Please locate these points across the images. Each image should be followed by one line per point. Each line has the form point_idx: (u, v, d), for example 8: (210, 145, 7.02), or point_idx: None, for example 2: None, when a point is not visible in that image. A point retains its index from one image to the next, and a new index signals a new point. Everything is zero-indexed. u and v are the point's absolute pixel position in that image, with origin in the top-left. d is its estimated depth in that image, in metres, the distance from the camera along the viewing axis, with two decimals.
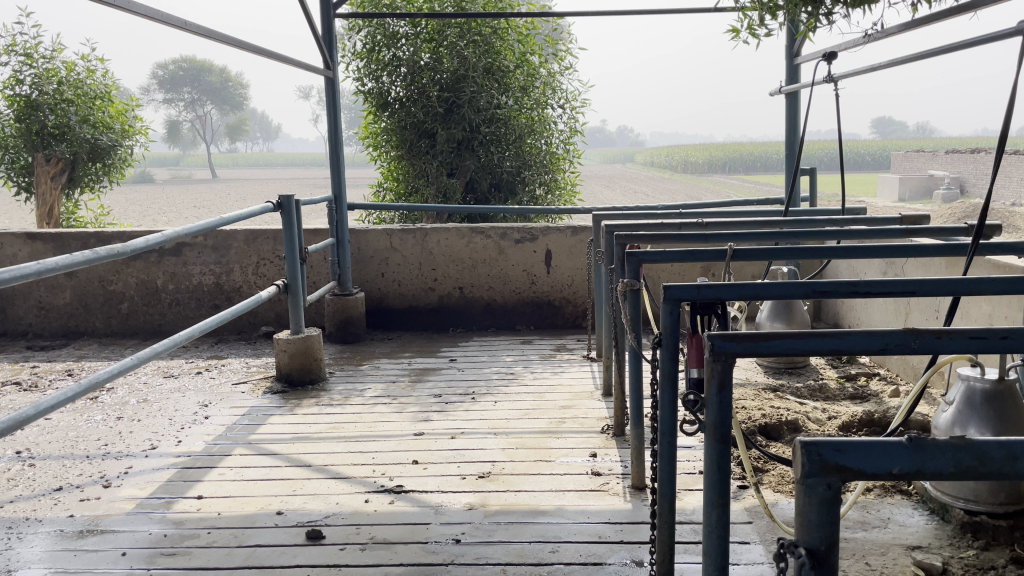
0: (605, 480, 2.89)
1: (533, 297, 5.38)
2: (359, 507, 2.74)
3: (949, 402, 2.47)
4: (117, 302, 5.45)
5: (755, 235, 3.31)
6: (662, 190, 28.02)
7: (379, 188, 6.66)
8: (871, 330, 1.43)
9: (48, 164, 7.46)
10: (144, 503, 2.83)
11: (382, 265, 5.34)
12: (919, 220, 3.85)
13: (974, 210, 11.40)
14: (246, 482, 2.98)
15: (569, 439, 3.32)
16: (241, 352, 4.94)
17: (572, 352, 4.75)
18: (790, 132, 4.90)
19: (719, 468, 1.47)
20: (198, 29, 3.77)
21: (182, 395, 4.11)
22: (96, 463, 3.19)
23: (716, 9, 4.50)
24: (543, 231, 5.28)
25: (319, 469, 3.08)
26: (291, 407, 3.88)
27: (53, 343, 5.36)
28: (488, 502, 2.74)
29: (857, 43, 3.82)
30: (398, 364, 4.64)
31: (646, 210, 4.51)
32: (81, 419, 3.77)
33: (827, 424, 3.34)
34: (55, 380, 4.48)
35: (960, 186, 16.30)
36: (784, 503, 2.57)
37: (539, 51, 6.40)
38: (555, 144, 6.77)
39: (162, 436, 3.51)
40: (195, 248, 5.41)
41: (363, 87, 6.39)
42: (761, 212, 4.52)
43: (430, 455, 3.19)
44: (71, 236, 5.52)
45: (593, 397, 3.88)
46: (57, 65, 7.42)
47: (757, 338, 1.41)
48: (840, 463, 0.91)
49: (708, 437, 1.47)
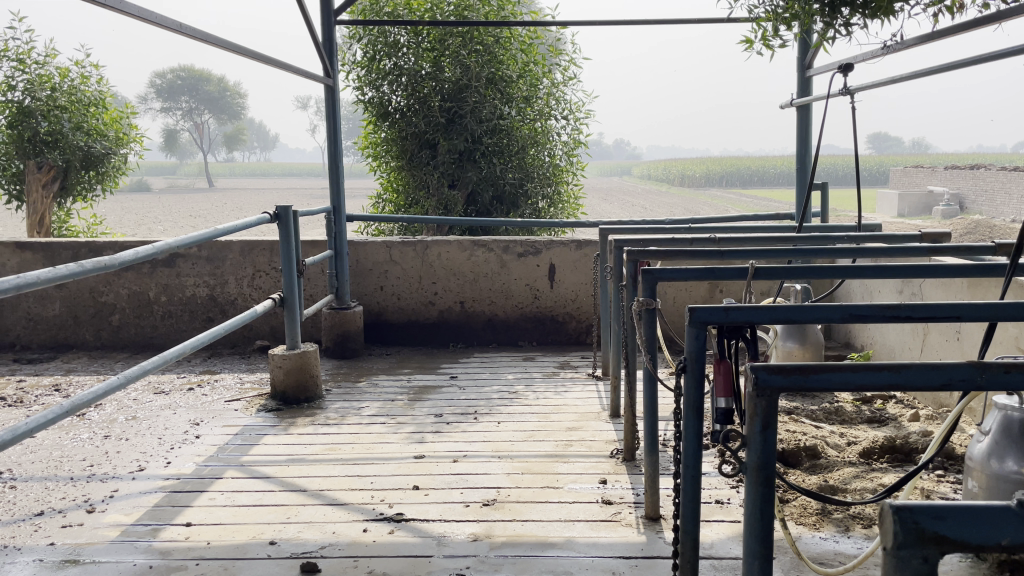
0: (617, 510, 2.75)
1: (536, 312, 5.23)
2: (357, 537, 2.58)
3: (984, 432, 2.33)
4: (109, 314, 5.30)
5: (775, 251, 3.16)
6: (660, 204, 27.99)
7: (379, 200, 6.55)
8: (934, 363, 1.30)
9: (40, 172, 7.30)
10: (130, 530, 2.67)
11: (382, 278, 5.20)
12: (940, 238, 3.72)
13: (979, 226, 11.36)
14: (237, 507, 2.82)
15: (577, 464, 3.17)
16: (235, 367, 4.78)
17: (577, 370, 4.61)
18: (802, 145, 4.77)
19: (762, 514, 1.33)
20: (189, 31, 3.54)
21: (173, 412, 3.96)
22: (80, 486, 3.04)
23: (727, 20, 4.39)
24: (546, 245, 5.15)
25: (315, 494, 2.93)
26: (286, 427, 3.73)
27: (41, 356, 5.19)
28: (494, 533, 2.59)
29: (875, 54, 3.71)
30: (397, 381, 4.49)
31: (654, 224, 4.38)
32: (66, 437, 3.61)
33: (847, 450, 3.20)
34: (41, 395, 4.31)
35: (960, 203, 16.31)
36: (809, 537, 2.44)
37: (543, 61, 6.31)
38: (558, 156, 6.65)
39: (150, 457, 3.35)
40: (189, 259, 5.26)
41: (363, 96, 6.26)
42: (772, 228, 4.38)
43: (431, 480, 3.04)
44: (62, 245, 5.37)
45: (601, 418, 3.74)
46: (50, 72, 7.28)
47: (806, 371, 1.29)
48: (938, 532, 0.78)
49: (749, 479, 1.33)
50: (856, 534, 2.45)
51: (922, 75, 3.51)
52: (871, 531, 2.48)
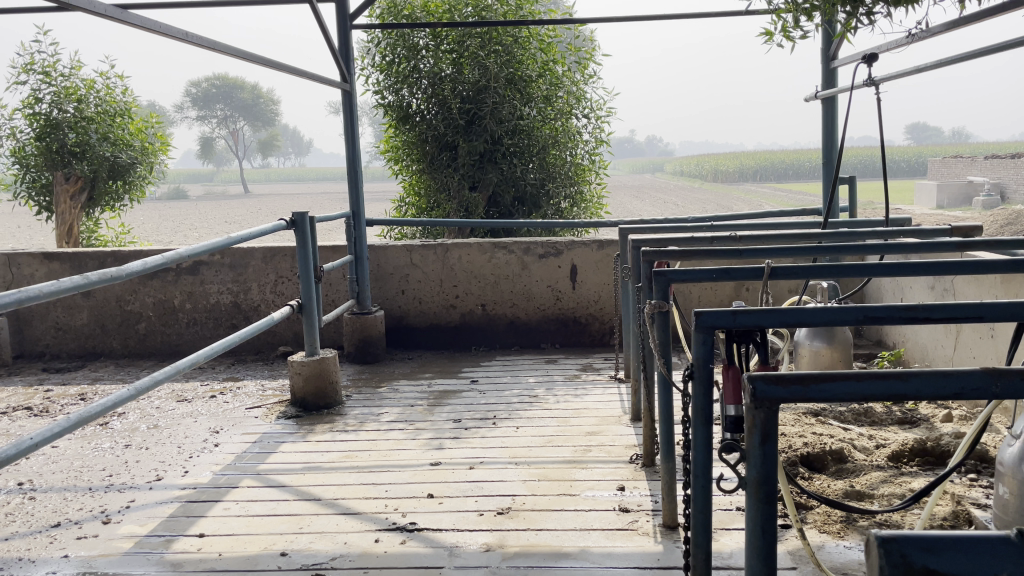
0: (634, 518, 2.68)
1: (559, 314, 5.17)
2: (368, 547, 2.55)
3: (1016, 435, 2.20)
4: (135, 322, 5.35)
5: (795, 249, 3.06)
6: (693, 200, 27.71)
7: (401, 204, 6.53)
8: (944, 371, 1.22)
9: (68, 183, 7.41)
10: (144, 541, 2.67)
11: (403, 283, 5.17)
12: (971, 232, 3.59)
13: (1019, 216, 11.08)
14: (251, 518, 2.81)
15: (596, 470, 3.10)
16: (258, 373, 4.79)
17: (599, 372, 4.54)
18: (828, 138, 4.65)
19: (764, 532, 1.26)
20: (198, 40, 3.49)
21: (194, 420, 3.96)
22: (98, 497, 3.04)
23: (747, 13, 4.29)
24: (567, 246, 5.08)
25: (329, 503, 2.90)
26: (304, 434, 3.71)
27: (69, 365, 5.25)
28: (507, 543, 2.54)
29: (900, 43, 3.59)
30: (418, 387, 4.45)
31: (675, 222, 4.29)
32: (88, 446, 3.64)
33: (875, 453, 3.10)
34: (67, 404, 4.35)
35: (1002, 193, 15.91)
36: (832, 546, 2.35)
37: (563, 60, 6.25)
38: (581, 155, 6.60)
39: (169, 466, 3.35)
40: (213, 266, 5.28)
41: (383, 99, 6.25)
42: (797, 224, 4.26)
43: (446, 488, 2.99)
44: (88, 255, 5.43)
45: (621, 422, 3.66)
46: (76, 83, 7.40)
47: (806, 381, 1.22)
48: (929, 567, 0.73)
49: (750, 495, 1.27)
50: None
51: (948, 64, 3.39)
52: None
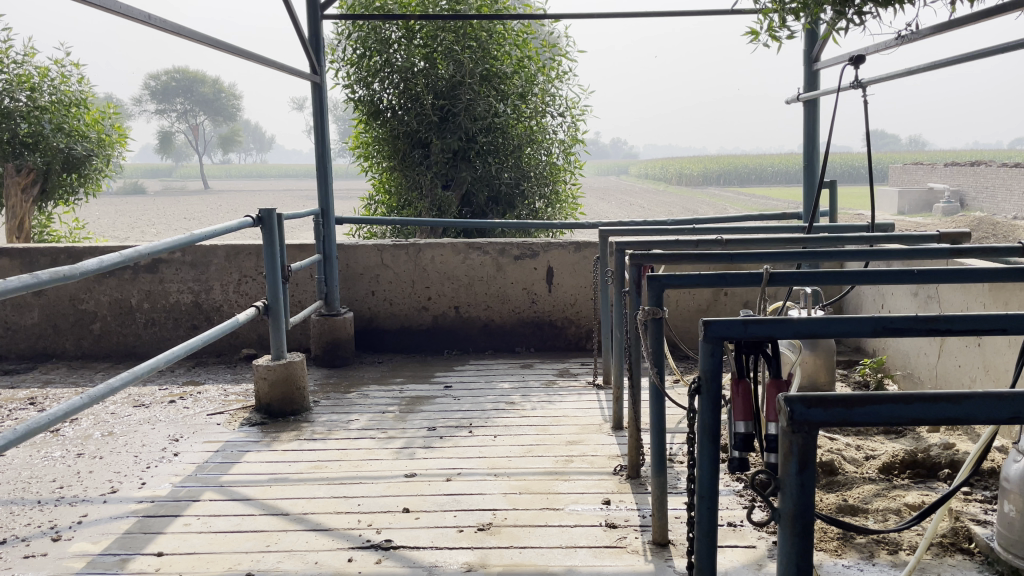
0: (622, 534, 2.55)
1: (534, 317, 5.04)
2: (341, 567, 2.39)
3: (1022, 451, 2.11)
4: (89, 322, 5.10)
5: (787, 254, 2.95)
6: (658, 203, 27.80)
7: (371, 202, 6.36)
8: (999, 393, 1.10)
9: (19, 175, 7.08)
10: (97, 560, 2.47)
11: (373, 283, 5.00)
12: (959, 239, 3.52)
13: (980, 223, 11.23)
14: (214, 535, 2.62)
15: (579, 482, 2.97)
16: (220, 377, 4.59)
17: (576, 378, 4.41)
18: (810, 142, 4.57)
19: (799, 568, 1.13)
20: (161, 24, 3.28)
21: (152, 427, 3.75)
22: (47, 511, 2.84)
23: (731, 12, 4.20)
24: (544, 247, 4.96)
25: (297, 519, 2.73)
26: (270, 442, 3.53)
27: (19, 367, 4.99)
28: (489, 562, 2.40)
29: (889, 45, 3.52)
30: (389, 392, 4.28)
31: (656, 225, 4.18)
32: (37, 455, 3.41)
33: (865, 465, 3.01)
34: (15, 409, 4.10)
35: (961, 199, 16.19)
36: (830, 565, 2.25)
37: (538, 57, 6.12)
38: (556, 154, 6.45)
39: (124, 477, 3.15)
40: (173, 264, 5.05)
41: (353, 94, 6.07)
42: (779, 228, 4.18)
43: (422, 502, 2.84)
44: (40, 251, 5.16)
45: (603, 430, 3.53)
46: (30, 71, 7.11)
47: (849, 403, 1.11)
48: None
49: (783, 527, 1.14)
50: (881, 562, 2.26)
51: (938, 67, 3.32)
52: (898, 558, 2.29)
